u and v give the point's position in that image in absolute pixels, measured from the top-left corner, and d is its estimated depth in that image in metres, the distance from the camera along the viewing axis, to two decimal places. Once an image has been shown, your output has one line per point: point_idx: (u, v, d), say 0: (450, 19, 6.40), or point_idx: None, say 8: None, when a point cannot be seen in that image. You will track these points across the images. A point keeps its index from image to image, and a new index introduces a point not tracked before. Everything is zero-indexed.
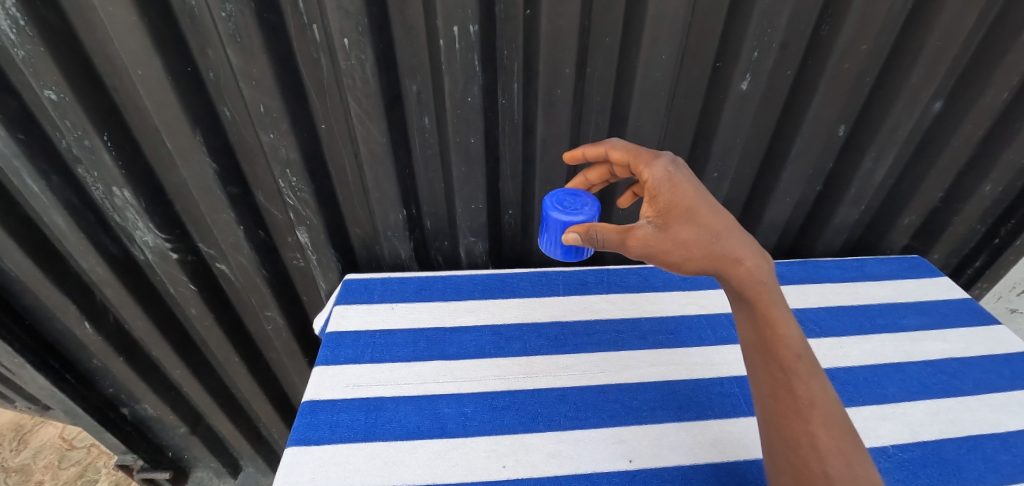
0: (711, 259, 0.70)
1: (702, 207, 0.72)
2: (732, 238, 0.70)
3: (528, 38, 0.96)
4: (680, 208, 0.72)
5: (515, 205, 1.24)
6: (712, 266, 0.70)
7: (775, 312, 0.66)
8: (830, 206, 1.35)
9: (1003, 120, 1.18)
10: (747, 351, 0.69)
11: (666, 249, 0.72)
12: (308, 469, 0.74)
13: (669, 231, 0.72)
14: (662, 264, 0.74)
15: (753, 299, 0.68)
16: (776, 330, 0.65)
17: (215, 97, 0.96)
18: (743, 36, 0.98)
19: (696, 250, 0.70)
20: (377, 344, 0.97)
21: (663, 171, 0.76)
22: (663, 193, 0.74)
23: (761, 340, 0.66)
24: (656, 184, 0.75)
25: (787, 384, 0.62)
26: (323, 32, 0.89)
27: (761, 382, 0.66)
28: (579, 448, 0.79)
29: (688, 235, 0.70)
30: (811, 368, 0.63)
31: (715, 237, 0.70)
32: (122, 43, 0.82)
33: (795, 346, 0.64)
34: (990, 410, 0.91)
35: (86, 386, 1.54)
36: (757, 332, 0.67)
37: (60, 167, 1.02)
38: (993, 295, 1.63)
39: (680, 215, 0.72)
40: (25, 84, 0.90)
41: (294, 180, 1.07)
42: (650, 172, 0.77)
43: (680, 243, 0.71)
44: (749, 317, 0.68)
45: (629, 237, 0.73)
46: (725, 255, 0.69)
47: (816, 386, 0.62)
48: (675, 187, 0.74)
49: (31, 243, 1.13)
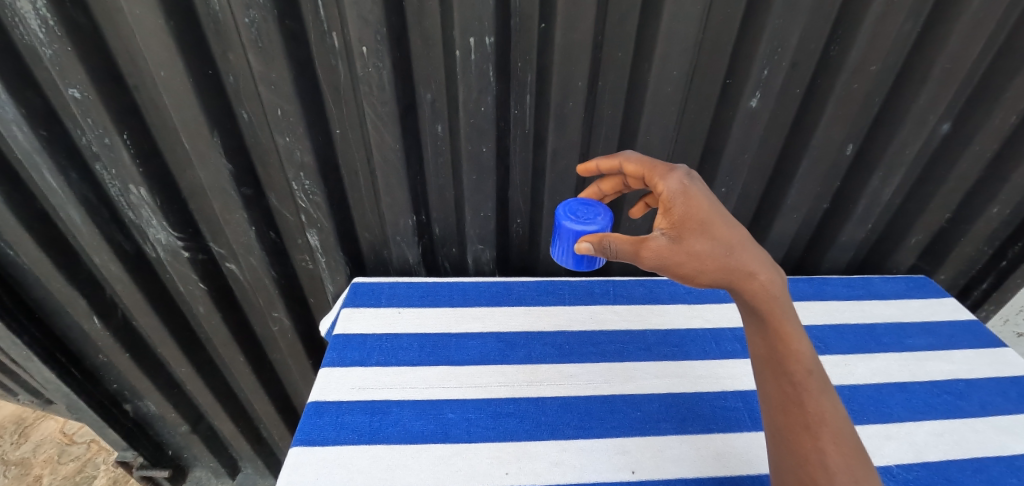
0: (724, 273, 0.70)
1: (716, 221, 0.73)
2: (746, 252, 0.71)
3: (541, 51, 0.97)
4: (695, 221, 0.73)
5: (524, 214, 1.25)
6: (725, 279, 0.71)
7: (788, 327, 0.67)
8: (837, 223, 1.36)
9: (1010, 143, 1.19)
10: (758, 365, 0.69)
11: (679, 261, 0.72)
12: (312, 469, 0.75)
13: (683, 243, 0.72)
14: (675, 275, 0.74)
15: (766, 313, 0.68)
16: (787, 344, 0.66)
17: (234, 100, 0.98)
18: (754, 55, 1.00)
19: (710, 262, 0.71)
20: (384, 347, 0.97)
21: (679, 183, 0.76)
22: (678, 205, 0.74)
23: (772, 354, 0.67)
24: (671, 196, 0.76)
25: (797, 399, 0.63)
26: (343, 40, 0.91)
27: (770, 396, 0.66)
28: (582, 457, 0.79)
29: (703, 248, 0.71)
30: (821, 384, 0.64)
31: (729, 251, 0.71)
32: (147, 45, 0.84)
33: (806, 362, 0.65)
34: (996, 432, 0.91)
35: (91, 380, 1.55)
36: (769, 346, 0.67)
37: (79, 163, 1.04)
38: (999, 318, 1.63)
39: (695, 227, 0.72)
40: (51, 83, 0.92)
41: (307, 183, 1.09)
42: (665, 184, 0.77)
43: (694, 255, 0.71)
44: (760, 330, 0.68)
45: (643, 248, 0.73)
46: (738, 269, 0.70)
47: (826, 402, 0.62)
48: (690, 200, 0.74)
49: (46, 237, 1.15)
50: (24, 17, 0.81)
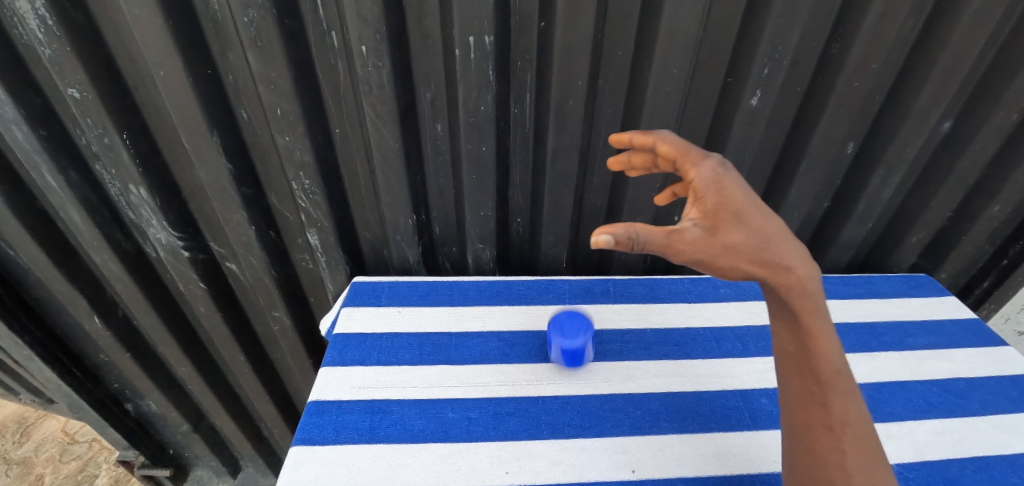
0: (761, 268, 0.62)
1: (753, 211, 0.64)
2: (783, 245, 0.64)
3: (542, 49, 0.97)
4: (730, 211, 0.64)
5: (523, 213, 1.25)
6: (760, 274, 0.63)
7: (819, 325, 0.63)
8: (837, 222, 1.36)
9: (1012, 141, 1.18)
10: (781, 359, 0.66)
11: (715, 256, 0.62)
12: (313, 469, 0.75)
13: (719, 235, 0.62)
14: (705, 271, 0.63)
15: (798, 310, 0.64)
16: (818, 343, 0.63)
17: (234, 100, 0.98)
18: (755, 52, 0.99)
19: (745, 256, 0.62)
20: (384, 346, 0.97)
21: (712, 170, 0.66)
22: (711, 194, 0.64)
23: (800, 351, 0.64)
24: (703, 183, 0.65)
25: (821, 399, 0.62)
26: (342, 39, 0.91)
27: (792, 392, 0.65)
28: (582, 456, 0.79)
29: (740, 240, 0.62)
30: (848, 385, 0.62)
31: (768, 244, 0.63)
32: (146, 45, 0.84)
33: (834, 362, 0.63)
34: (997, 431, 0.91)
35: (92, 379, 1.55)
36: (798, 343, 0.64)
37: (79, 163, 1.04)
38: (1001, 317, 1.63)
39: (731, 218, 0.63)
40: (50, 82, 0.92)
41: (306, 182, 1.09)
42: (697, 170, 0.66)
43: (729, 248, 0.62)
44: (790, 327, 0.64)
45: (677, 240, 0.60)
46: (776, 263, 0.63)
47: (850, 403, 0.61)
48: (725, 188, 0.65)
49: (46, 237, 1.15)
50: (23, 16, 0.81)
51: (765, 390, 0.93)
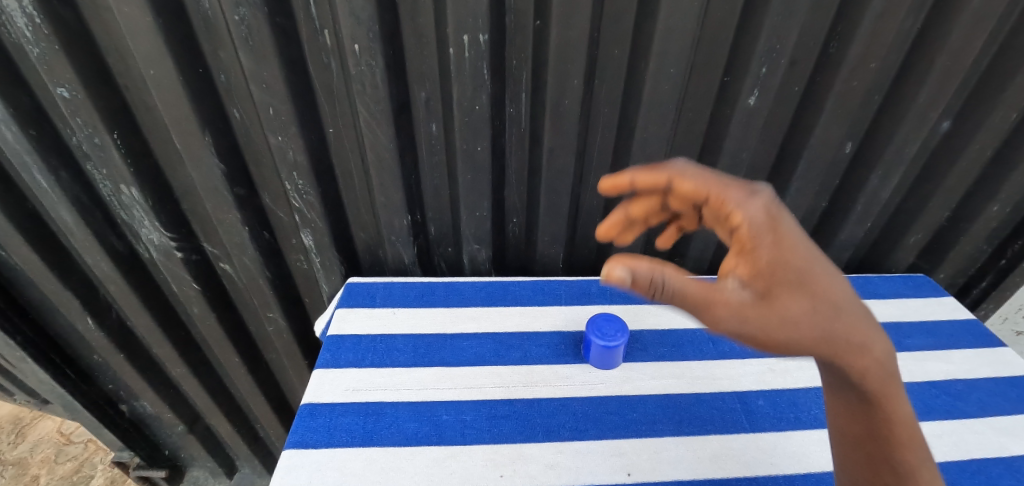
0: (824, 344, 0.55)
1: (814, 269, 0.56)
2: (851, 314, 0.57)
3: (538, 48, 0.96)
4: (789, 270, 0.55)
5: (520, 214, 1.24)
6: (822, 350, 0.56)
7: (892, 388, 0.58)
8: (835, 223, 1.35)
9: (1011, 140, 1.18)
10: (844, 422, 0.61)
11: (770, 327, 0.54)
12: (305, 472, 0.74)
13: (774, 301, 0.54)
14: (752, 344, 0.55)
15: (865, 381, 0.57)
16: (890, 408, 0.58)
17: (226, 99, 0.96)
18: (753, 51, 0.98)
19: (805, 330, 0.54)
20: (379, 348, 0.97)
21: (763, 213, 0.57)
22: (766, 247, 0.55)
23: (869, 416, 0.59)
24: (755, 231, 0.56)
25: (893, 468, 0.57)
26: (335, 38, 0.90)
27: (857, 458, 0.60)
28: (578, 459, 0.78)
29: (800, 309, 0.54)
30: (922, 450, 0.58)
31: (832, 312, 0.56)
32: (136, 43, 0.83)
33: (908, 426, 0.58)
34: (995, 433, 0.90)
35: (86, 380, 1.54)
36: (865, 408, 0.59)
37: (69, 163, 1.03)
38: (998, 317, 1.63)
39: (789, 280, 0.55)
40: (39, 81, 0.91)
41: (300, 183, 1.08)
42: (744, 213, 0.57)
43: (788, 320, 0.54)
44: (855, 392, 0.59)
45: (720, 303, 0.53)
46: (843, 338, 0.56)
47: (925, 470, 0.57)
48: (782, 240, 0.56)
49: (37, 237, 1.14)
50: (10, 14, 0.80)
51: (762, 392, 0.92)
